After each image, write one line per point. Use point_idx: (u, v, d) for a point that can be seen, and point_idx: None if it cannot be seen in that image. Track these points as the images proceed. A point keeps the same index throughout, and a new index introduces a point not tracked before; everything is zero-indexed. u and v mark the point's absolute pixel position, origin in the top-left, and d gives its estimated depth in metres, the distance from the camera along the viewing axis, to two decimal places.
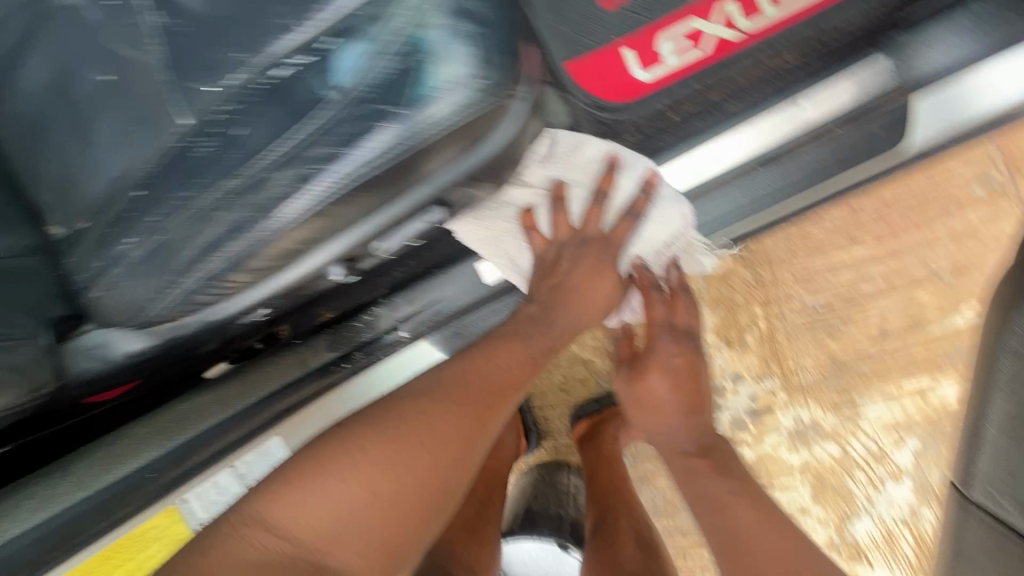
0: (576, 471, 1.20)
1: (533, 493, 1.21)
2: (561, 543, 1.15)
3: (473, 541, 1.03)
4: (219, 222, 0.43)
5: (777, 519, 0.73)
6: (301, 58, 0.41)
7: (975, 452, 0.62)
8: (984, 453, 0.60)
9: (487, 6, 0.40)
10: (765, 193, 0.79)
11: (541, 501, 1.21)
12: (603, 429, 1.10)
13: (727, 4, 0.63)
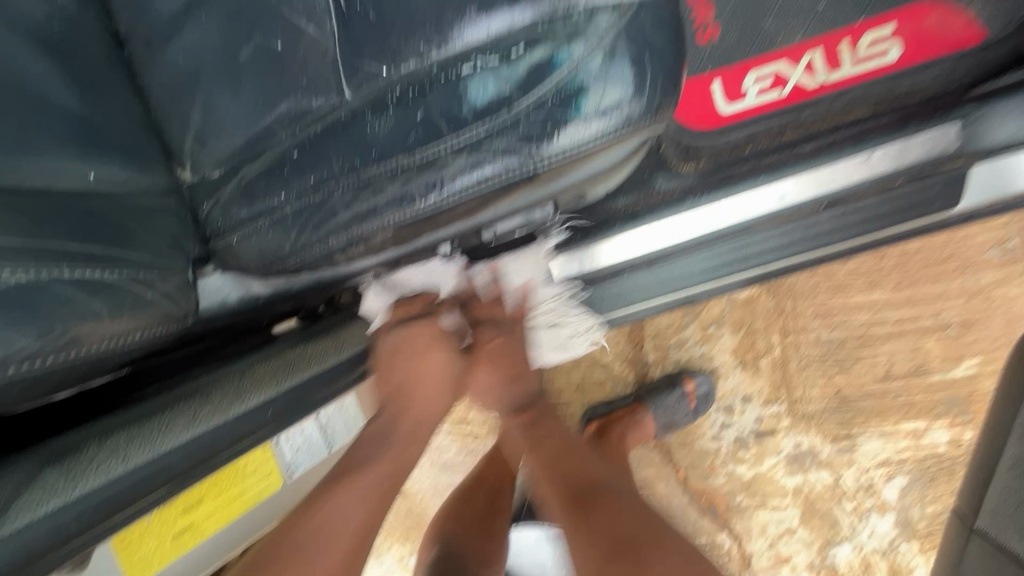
0: None
1: None
2: None
3: (484, 531, 0.98)
4: (386, 193, 0.48)
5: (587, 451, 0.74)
6: (488, 59, 0.46)
7: (986, 486, 0.69)
8: (994, 488, 0.68)
9: (662, 35, 0.45)
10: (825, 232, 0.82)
11: None
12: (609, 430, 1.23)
13: (813, 54, 0.77)
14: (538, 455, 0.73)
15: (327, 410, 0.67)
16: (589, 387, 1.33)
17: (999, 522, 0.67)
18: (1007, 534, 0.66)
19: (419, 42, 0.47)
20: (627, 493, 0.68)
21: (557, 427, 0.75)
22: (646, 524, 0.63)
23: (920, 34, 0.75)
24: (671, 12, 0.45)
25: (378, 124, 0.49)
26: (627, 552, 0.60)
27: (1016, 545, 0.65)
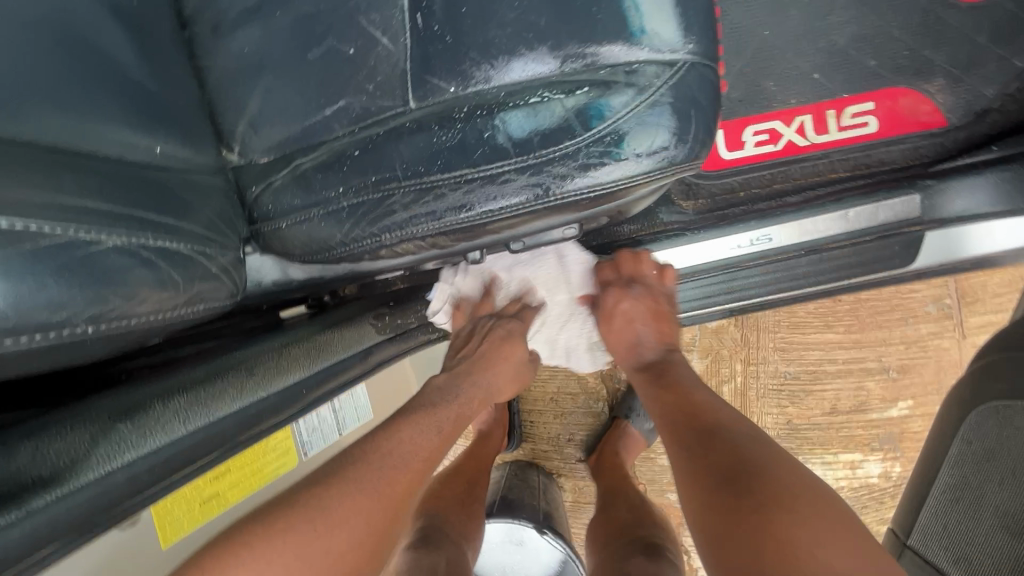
0: (545, 472, 1.34)
1: (507, 485, 1.30)
2: (536, 527, 1.20)
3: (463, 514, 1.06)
4: (447, 200, 0.53)
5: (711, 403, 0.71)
6: (555, 93, 0.51)
7: (919, 509, 0.78)
8: (926, 510, 0.77)
9: (705, 94, 0.51)
10: (802, 275, 0.91)
11: (515, 493, 1.29)
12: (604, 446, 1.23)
13: (803, 116, 0.88)
14: (660, 393, 0.75)
15: (342, 396, 0.73)
16: (562, 398, 1.35)
17: (928, 541, 0.77)
18: (936, 552, 0.74)
19: (489, 69, 0.53)
20: (755, 437, 0.65)
21: (677, 376, 0.76)
22: (775, 463, 0.60)
23: (894, 113, 0.86)
24: (713, 75, 0.52)
25: (445, 137, 0.53)
26: (749, 487, 0.57)
27: (941, 561, 0.73)
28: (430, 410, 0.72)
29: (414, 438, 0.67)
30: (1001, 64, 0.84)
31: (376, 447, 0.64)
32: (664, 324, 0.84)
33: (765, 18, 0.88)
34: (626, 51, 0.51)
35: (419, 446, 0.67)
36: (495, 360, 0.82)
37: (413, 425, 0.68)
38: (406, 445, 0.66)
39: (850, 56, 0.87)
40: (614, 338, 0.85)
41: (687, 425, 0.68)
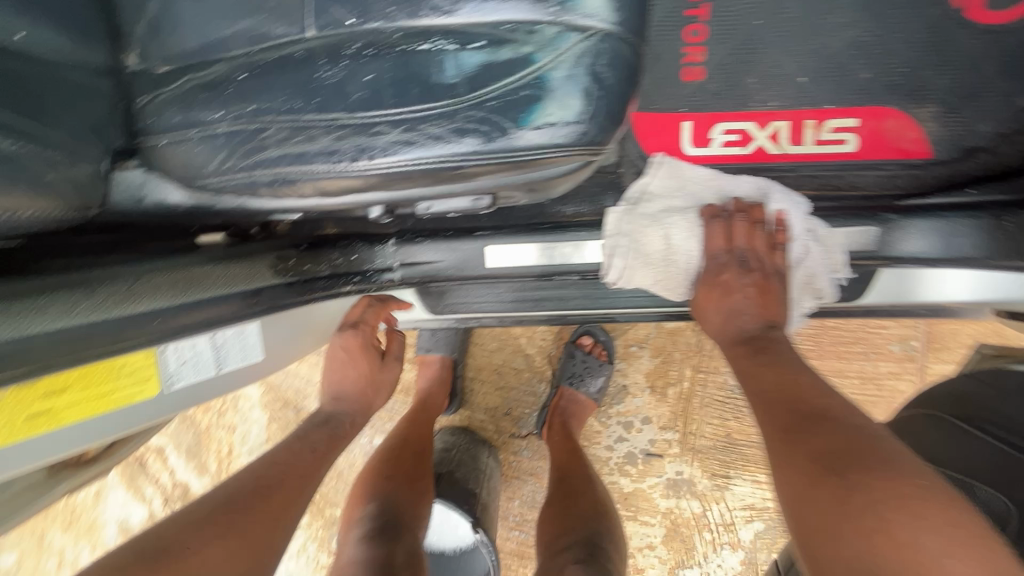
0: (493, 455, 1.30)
1: (455, 462, 1.24)
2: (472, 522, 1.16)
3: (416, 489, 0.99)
4: (315, 141, 0.47)
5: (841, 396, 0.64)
6: (447, 43, 0.46)
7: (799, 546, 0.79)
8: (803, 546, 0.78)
9: (615, 71, 0.46)
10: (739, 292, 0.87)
11: (462, 473, 1.23)
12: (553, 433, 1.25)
13: (779, 122, 0.81)
14: (761, 375, 0.69)
15: (226, 334, 0.68)
16: (505, 372, 1.37)
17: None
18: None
19: (389, 6, 0.48)
20: (864, 428, 0.57)
21: (792, 370, 0.68)
22: (875, 455, 0.53)
23: (877, 135, 0.79)
24: (631, 53, 0.46)
25: (328, 74, 0.48)
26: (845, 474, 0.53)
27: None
28: (303, 436, 0.78)
29: (287, 465, 0.72)
30: (1005, 95, 0.76)
31: (264, 482, 0.67)
32: (769, 303, 0.78)
33: (758, 7, 0.81)
34: (534, 8, 0.46)
35: (288, 469, 0.71)
36: (347, 375, 0.87)
37: (286, 458, 0.73)
38: (282, 474, 0.69)
39: (842, 64, 0.79)
40: (712, 309, 0.79)
41: (802, 399, 0.63)
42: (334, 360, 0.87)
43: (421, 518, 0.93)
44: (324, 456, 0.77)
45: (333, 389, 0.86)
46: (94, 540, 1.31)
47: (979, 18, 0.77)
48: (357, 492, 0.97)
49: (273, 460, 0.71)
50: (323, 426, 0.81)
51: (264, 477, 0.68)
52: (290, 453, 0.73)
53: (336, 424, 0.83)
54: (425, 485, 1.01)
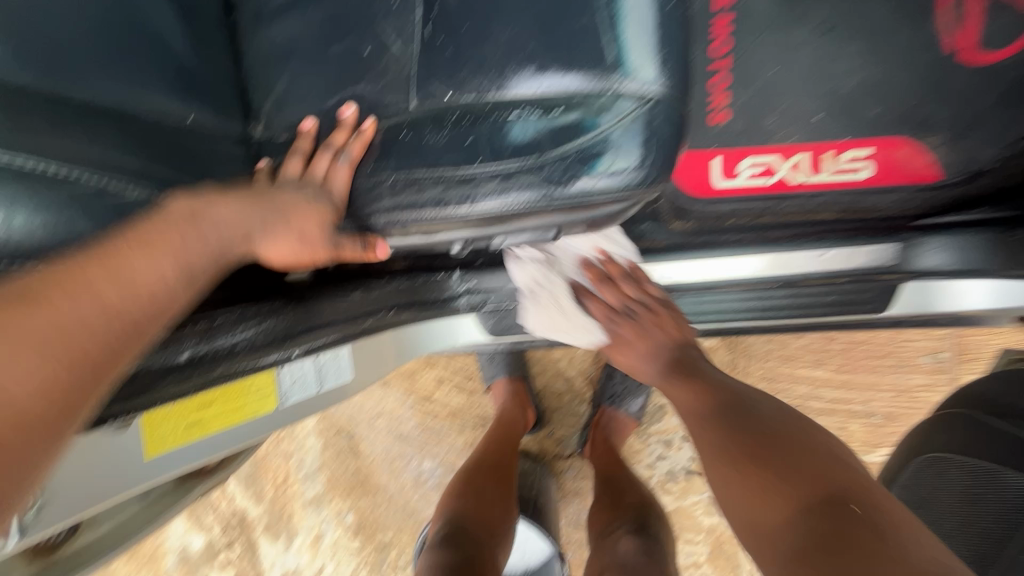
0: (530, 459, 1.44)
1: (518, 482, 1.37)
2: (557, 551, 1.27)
3: (488, 501, 1.13)
4: (429, 194, 0.60)
5: (779, 493, 0.61)
6: (533, 111, 0.58)
7: None
8: None
9: (669, 130, 0.58)
10: (759, 308, 0.94)
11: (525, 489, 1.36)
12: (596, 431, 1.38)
13: (800, 155, 0.91)
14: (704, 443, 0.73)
15: (325, 355, 0.77)
16: (549, 395, 1.47)
17: None
18: None
19: (483, 82, 0.59)
20: (804, 434, 0.68)
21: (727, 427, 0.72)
22: (778, 500, 0.61)
23: (890, 162, 0.88)
24: (679, 112, 0.58)
25: (436, 138, 0.61)
26: (852, 539, 0.53)
27: None
28: (87, 266, 0.44)
29: (133, 280, 0.45)
30: (1005, 124, 0.85)
31: (39, 296, 0.41)
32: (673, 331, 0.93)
33: (776, 56, 0.91)
34: (601, 80, 0.57)
35: (112, 301, 0.43)
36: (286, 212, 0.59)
37: (138, 258, 0.46)
38: (66, 324, 0.41)
39: (854, 101, 0.90)
40: (624, 356, 0.96)
41: (735, 441, 0.69)
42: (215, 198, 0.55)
43: (487, 528, 1.07)
44: (52, 417, 0.38)
45: (202, 221, 0.52)
46: (157, 568, 1.39)
47: (970, 59, 0.86)
48: (442, 501, 1.16)
49: (121, 245, 0.46)
50: (179, 223, 0.51)
51: (92, 274, 0.43)
52: (126, 279, 0.45)
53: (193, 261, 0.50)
54: (505, 497, 1.16)
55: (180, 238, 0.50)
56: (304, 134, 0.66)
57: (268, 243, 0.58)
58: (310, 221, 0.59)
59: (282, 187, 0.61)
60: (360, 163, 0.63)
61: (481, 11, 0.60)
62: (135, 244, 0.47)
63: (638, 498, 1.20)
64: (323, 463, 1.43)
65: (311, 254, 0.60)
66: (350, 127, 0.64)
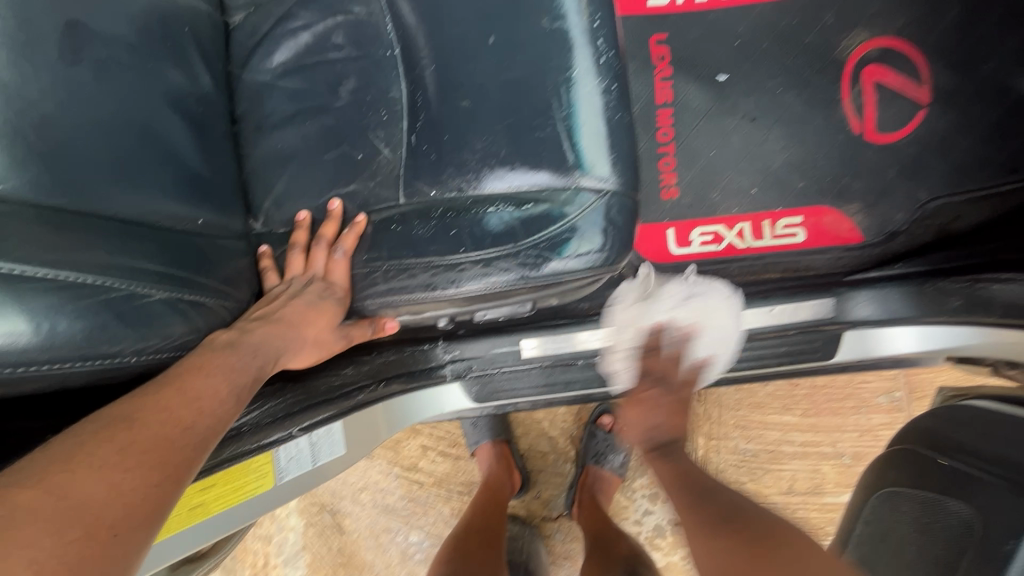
0: (519, 522, 1.46)
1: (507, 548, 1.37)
2: None
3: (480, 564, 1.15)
4: (418, 279, 0.68)
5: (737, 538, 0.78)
6: (506, 205, 0.68)
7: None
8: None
9: (624, 216, 0.68)
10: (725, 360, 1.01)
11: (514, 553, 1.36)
12: (583, 490, 1.40)
13: (743, 224, 1.03)
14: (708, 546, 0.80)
15: (319, 432, 0.80)
16: (533, 456, 1.50)
17: None
18: None
19: (462, 182, 0.69)
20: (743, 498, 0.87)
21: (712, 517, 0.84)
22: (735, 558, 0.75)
23: (819, 228, 1.01)
24: (630, 200, 0.68)
25: (423, 230, 0.69)
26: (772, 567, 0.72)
27: None
28: (163, 391, 0.53)
29: (199, 395, 0.54)
30: (910, 191, 0.99)
31: (127, 418, 0.49)
32: (679, 418, 0.98)
33: (713, 141, 1.05)
34: (563, 179, 0.67)
35: (181, 421, 0.51)
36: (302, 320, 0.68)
37: (200, 381, 0.55)
38: (160, 431, 0.49)
39: (783, 177, 1.03)
40: (637, 414, 0.98)
41: (705, 510, 0.85)
42: (252, 320, 0.66)
43: None
44: (157, 495, 0.45)
45: (245, 346, 0.62)
46: None
47: (874, 139, 1.00)
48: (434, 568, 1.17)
49: (185, 373, 0.55)
50: (228, 346, 0.60)
51: (169, 394, 0.53)
52: (198, 390, 0.54)
53: (246, 376, 0.60)
54: (497, 560, 1.18)
55: (229, 358, 0.59)
56: (302, 224, 0.75)
57: (292, 358, 0.69)
58: (326, 325, 0.70)
59: (296, 300, 0.69)
60: (354, 254, 0.72)
61: (456, 124, 0.69)
62: (196, 369, 0.56)
63: (629, 548, 1.26)
64: (306, 543, 1.41)
65: (328, 349, 0.73)
66: (337, 219, 0.73)
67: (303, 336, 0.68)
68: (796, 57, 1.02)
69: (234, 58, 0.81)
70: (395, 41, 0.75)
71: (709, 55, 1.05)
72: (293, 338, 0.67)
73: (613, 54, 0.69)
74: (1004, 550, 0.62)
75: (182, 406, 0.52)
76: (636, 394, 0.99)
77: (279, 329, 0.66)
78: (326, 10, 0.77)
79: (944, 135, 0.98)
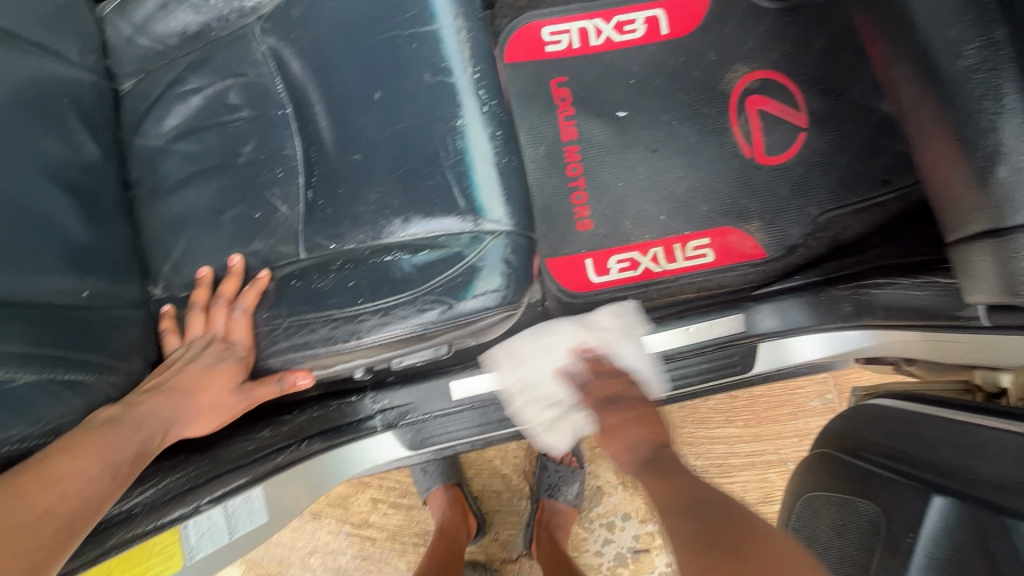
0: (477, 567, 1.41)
1: None
2: None
3: None
4: (319, 333, 0.68)
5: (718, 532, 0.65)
6: (404, 252, 0.69)
7: None
8: None
9: (521, 256, 0.69)
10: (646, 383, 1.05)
11: None
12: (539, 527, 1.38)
13: (656, 249, 1.07)
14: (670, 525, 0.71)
15: (234, 501, 0.75)
16: (487, 497, 1.46)
17: None
18: None
19: (361, 234, 0.69)
20: (759, 524, 0.65)
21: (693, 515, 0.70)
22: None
23: (726, 247, 1.07)
24: (525, 240, 0.70)
25: (322, 283, 0.69)
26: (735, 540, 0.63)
27: None
28: (26, 475, 0.52)
29: (69, 475, 0.54)
30: (802, 207, 1.07)
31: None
32: (655, 427, 0.91)
33: (620, 172, 1.09)
34: (460, 223, 0.68)
35: (36, 509, 0.51)
36: (198, 386, 0.68)
37: (66, 464, 0.55)
38: (21, 517, 0.50)
39: (688, 201, 1.08)
40: (616, 446, 0.91)
41: (677, 504, 0.74)
42: (141, 393, 0.66)
43: None
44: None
45: (128, 422, 0.61)
46: None
47: (764, 161, 1.08)
48: None
49: (54, 455, 0.55)
50: (110, 422, 0.60)
51: (33, 477, 0.52)
52: (68, 472, 0.54)
53: (126, 452, 0.60)
54: None
55: (106, 437, 0.59)
56: (202, 282, 0.73)
57: (185, 426, 0.68)
58: (224, 390, 0.70)
59: (193, 366, 0.69)
60: (255, 311, 0.71)
61: (350, 178, 0.70)
62: (67, 450, 0.56)
63: None
64: None
65: (228, 412, 0.71)
66: (238, 275, 0.72)
67: (198, 402, 0.68)
68: (687, 91, 1.10)
69: (126, 126, 0.80)
70: (287, 100, 0.75)
71: (607, 93, 1.11)
72: (183, 406, 0.67)
73: (499, 102, 0.73)
74: (905, 544, 0.65)
75: (48, 491, 0.52)
76: (611, 429, 0.93)
77: (171, 399, 0.66)
78: (217, 72, 0.77)
79: (824, 154, 1.07)
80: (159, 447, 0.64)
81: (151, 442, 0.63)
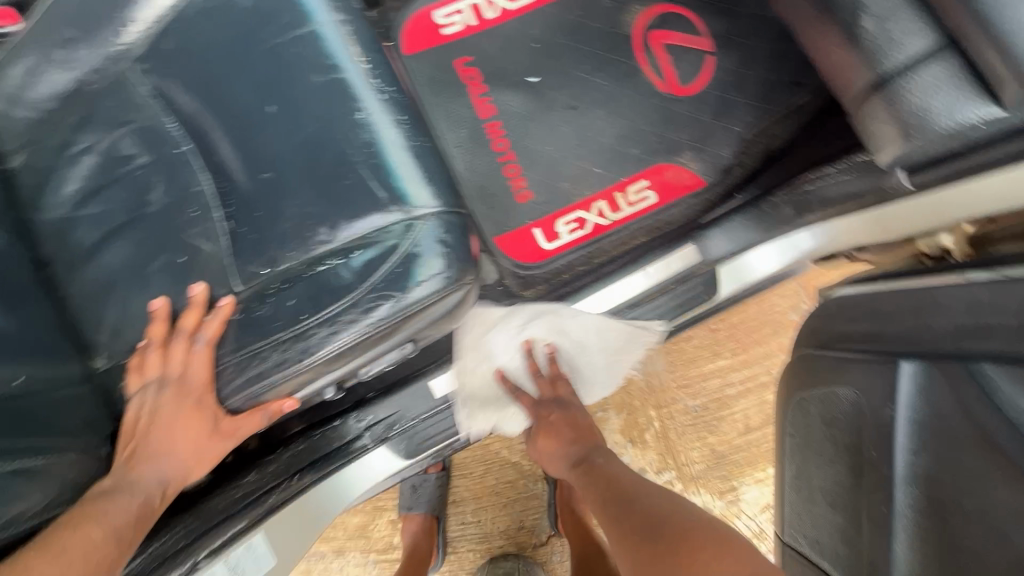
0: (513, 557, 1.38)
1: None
2: None
3: None
4: (272, 359, 0.66)
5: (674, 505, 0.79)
6: (337, 258, 0.67)
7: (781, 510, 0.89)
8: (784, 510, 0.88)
9: (455, 233, 0.68)
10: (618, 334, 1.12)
11: None
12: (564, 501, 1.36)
13: (599, 202, 1.07)
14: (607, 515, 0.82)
15: (236, 551, 0.76)
16: (502, 489, 1.40)
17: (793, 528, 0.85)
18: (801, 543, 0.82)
19: (290, 252, 0.67)
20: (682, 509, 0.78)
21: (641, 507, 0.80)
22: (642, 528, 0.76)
23: (665, 183, 1.08)
24: (456, 217, 0.69)
25: (262, 309, 0.67)
26: (670, 534, 0.72)
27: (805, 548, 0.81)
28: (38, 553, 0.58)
29: (76, 547, 0.60)
30: (727, 127, 1.08)
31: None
32: (582, 431, 0.98)
33: (545, 137, 1.09)
34: (387, 215, 0.67)
35: None
36: (171, 432, 0.68)
37: (71, 537, 0.60)
38: None
39: (617, 148, 1.09)
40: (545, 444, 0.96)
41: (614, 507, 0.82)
42: (126, 455, 0.68)
43: None
44: None
45: (120, 488, 0.65)
46: None
47: (681, 92, 1.08)
48: None
49: (61, 532, 0.61)
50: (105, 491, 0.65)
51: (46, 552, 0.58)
52: (73, 544, 0.60)
53: (126, 518, 0.64)
54: None
55: (104, 505, 0.64)
56: (157, 316, 0.69)
57: (172, 476, 0.70)
58: (198, 432, 0.69)
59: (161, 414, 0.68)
60: (216, 341, 0.68)
61: (266, 199, 0.69)
62: (72, 524, 0.61)
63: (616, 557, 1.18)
64: None
65: (207, 451, 0.70)
66: (198, 301, 0.68)
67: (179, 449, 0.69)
68: (590, 42, 1.10)
69: (22, 202, 0.75)
70: (183, 136, 0.73)
71: (514, 61, 1.10)
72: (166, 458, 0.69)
73: (394, 88, 0.73)
74: (886, 416, 0.68)
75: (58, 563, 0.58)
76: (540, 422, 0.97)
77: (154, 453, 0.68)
78: (105, 126, 0.74)
79: (735, 72, 1.08)
80: (159, 505, 0.69)
81: (150, 502, 0.68)
